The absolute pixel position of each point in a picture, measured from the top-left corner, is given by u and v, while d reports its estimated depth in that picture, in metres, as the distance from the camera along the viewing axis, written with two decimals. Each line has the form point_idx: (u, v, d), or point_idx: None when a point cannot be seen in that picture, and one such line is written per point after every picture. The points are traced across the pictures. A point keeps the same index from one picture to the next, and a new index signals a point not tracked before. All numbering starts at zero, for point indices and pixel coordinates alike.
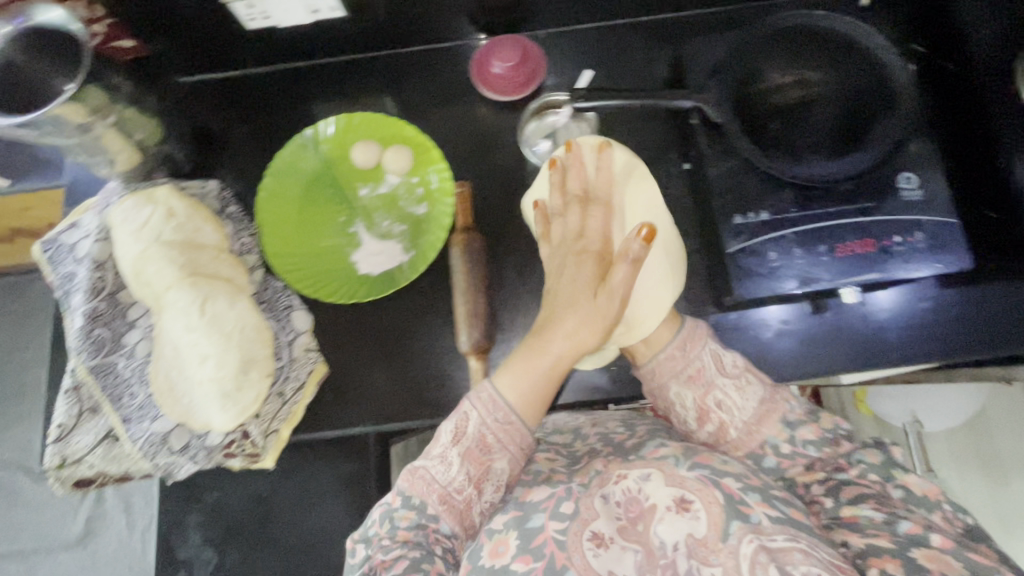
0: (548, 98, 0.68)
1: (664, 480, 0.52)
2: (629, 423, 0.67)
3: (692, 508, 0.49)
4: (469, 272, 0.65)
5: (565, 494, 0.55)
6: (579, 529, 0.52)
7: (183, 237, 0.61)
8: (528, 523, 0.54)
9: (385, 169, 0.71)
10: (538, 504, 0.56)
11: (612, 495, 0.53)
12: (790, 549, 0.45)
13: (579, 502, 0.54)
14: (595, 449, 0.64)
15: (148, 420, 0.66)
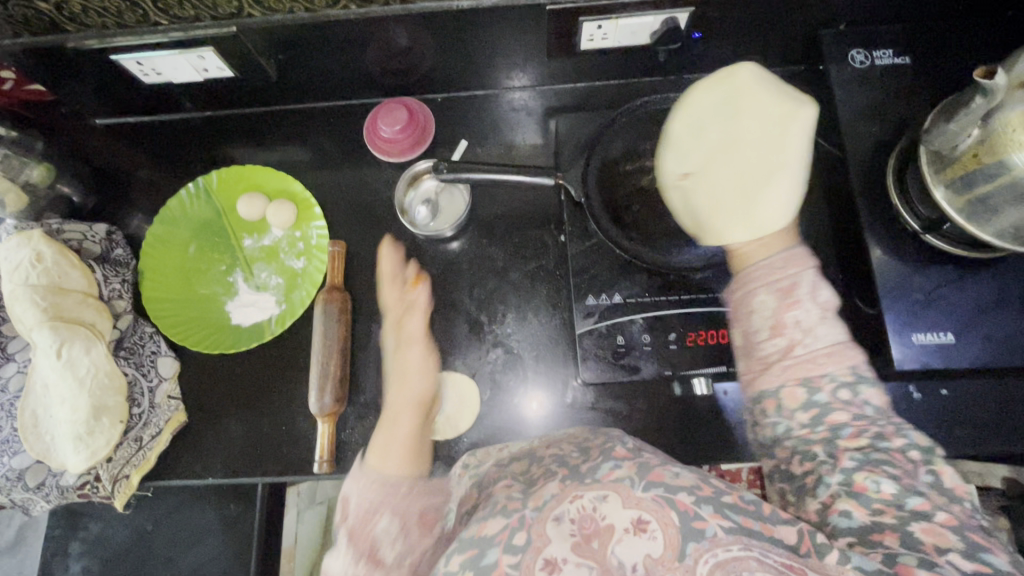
0: (412, 169, 0.72)
1: (621, 502, 0.40)
2: (584, 444, 0.54)
3: (649, 529, 0.39)
4: (324, 334, 0.65)
5: (517, 525, 0.41)
6: (532, 561, 0.39)
7: (49, 282, 0.63)
8: (482, 562, 0.40)
9: (269, 222, 0.73)
10: (492, 538, 0.41)
11: (564, 515, 0.40)
12: (744, 558, 0.38)
13: (530, 529, 0.40)
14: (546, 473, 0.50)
15: (8, 455, 0.67)
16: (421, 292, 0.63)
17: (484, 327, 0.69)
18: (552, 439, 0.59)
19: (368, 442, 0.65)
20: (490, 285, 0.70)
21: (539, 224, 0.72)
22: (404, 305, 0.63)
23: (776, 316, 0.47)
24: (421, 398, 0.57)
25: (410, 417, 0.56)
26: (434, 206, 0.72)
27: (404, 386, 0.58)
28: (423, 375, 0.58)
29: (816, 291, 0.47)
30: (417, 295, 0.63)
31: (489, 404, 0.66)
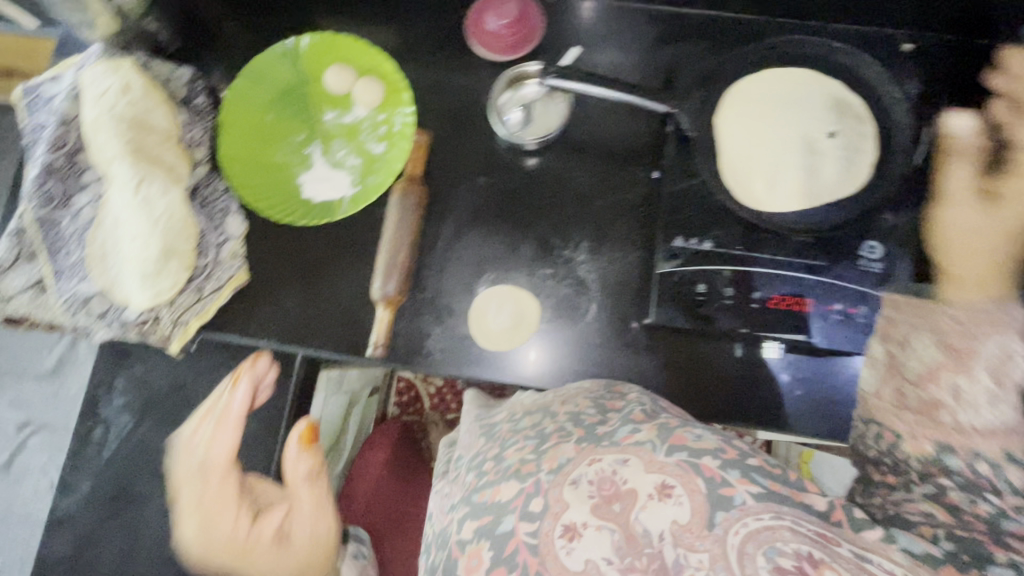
0: (520, 69, 0.66)
1: (643, 467, 0.44)
2: (602, 402, 0.56)
3: (673, 493, 0.42)
4: (399, 221, 0.64)
5: (535, 491, 0.46)
6: (551, 526, 0.44)
7: (134, 114, 0.61)
8: (499, 529, 0.46)
9: (356, 98, 0.69)
10: (508, 504, 0.47)
11: (581, 478, 0.45)
12: (777, 527, 0.40)
13: (547, 495, 0.45)
14: (561, 430, 0.52)
15: (76, 279, 0.69)
16: (302, 457, 0.77)
17: (555, 250, 0.66)
18: (567, 392, 0.60)
19: (419, 340, 0.65)
20: (569, 208, 0.67)
21: (634, 156, 0.68)
22: (291, 468, 0.78)
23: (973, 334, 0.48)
24: (318, 539, 0.79)
25: (305, 518, 0.78)
26: (530, 113, 0.67)
27: (292, 513, 0.78)
28: (309, 531, 0.78)
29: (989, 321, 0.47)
30: (302, 459, 0.76)
31: (547, 326, 0.65)
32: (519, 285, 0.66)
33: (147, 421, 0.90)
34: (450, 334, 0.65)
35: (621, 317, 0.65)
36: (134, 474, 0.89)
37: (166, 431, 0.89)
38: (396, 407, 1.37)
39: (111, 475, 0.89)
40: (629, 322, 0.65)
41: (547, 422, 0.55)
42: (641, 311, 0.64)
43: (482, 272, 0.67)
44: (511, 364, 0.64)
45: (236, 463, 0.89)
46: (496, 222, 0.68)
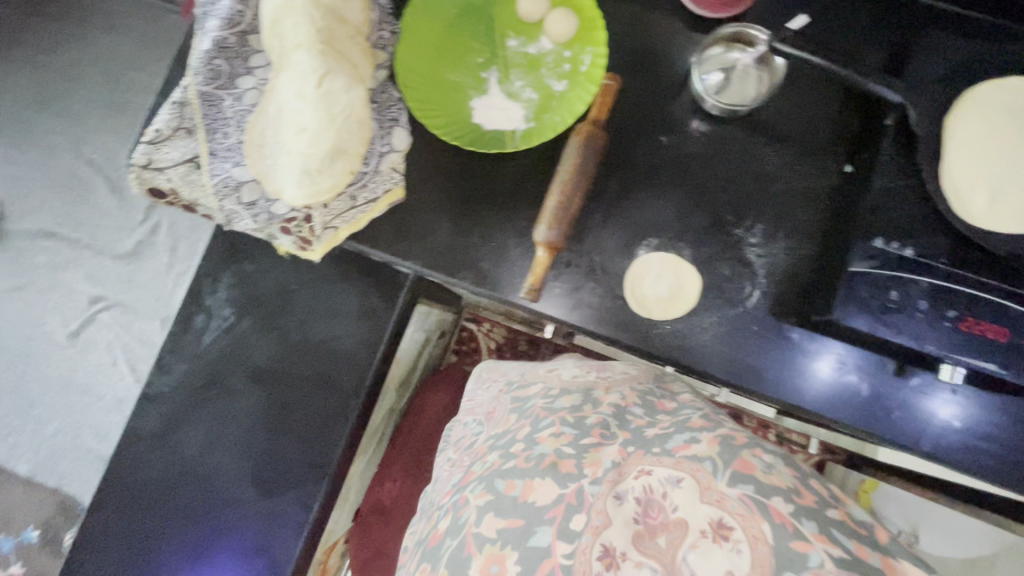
0: (744, 30, 0.61)
1: (697, 495, 0.41)
2: (647, 400, 0.55)
3: (731, 538, 0.39)
4: (579, 169, 0.61)
5: (576, 503, 0.45)
6: (589, 545, 0.42)
7: (331, 4, 0.61)
8: (530, 540, 0.44)
9: (545, 29, 0.66)
10: (545, 514, 0.45)
11: (628, 494, 0.44)
12: None
13: (591, 508, 0.44)
14: (604, 428, 0.51)
15: (231, 163, 0.68)
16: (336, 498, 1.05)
17: (725, 228, 0.64)
18: (611, 380, 0.60)
19: (568, 292, 0.63)
20: (749, 187, 0.64)
21: (824, 146, 0.64)
22: None
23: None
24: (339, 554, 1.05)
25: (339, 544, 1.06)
26: (730, 79, 0.62)
27: None
28: None
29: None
30: None
31: (705, 302, 0.63)
32: (683, 256, 0.64)
33: (245, 319, 0.90)
34: (602, 290, 0.63)
35: (783, 309, 0.62)
36: (227, 368, 0.90)
37: (263, 333, 0.89)
38: (455, 355, 1.42)
39: (206, 364, 0.90)
40: (789, 317, 0.62)
41: (589, 409, 0.54)
42: (804, 308, 0.62)
43: (644, 235, 0.64)
44: (661, 333, 0.62)
45: (325, 379, 0.89)
46: (670, 187, 0.65)
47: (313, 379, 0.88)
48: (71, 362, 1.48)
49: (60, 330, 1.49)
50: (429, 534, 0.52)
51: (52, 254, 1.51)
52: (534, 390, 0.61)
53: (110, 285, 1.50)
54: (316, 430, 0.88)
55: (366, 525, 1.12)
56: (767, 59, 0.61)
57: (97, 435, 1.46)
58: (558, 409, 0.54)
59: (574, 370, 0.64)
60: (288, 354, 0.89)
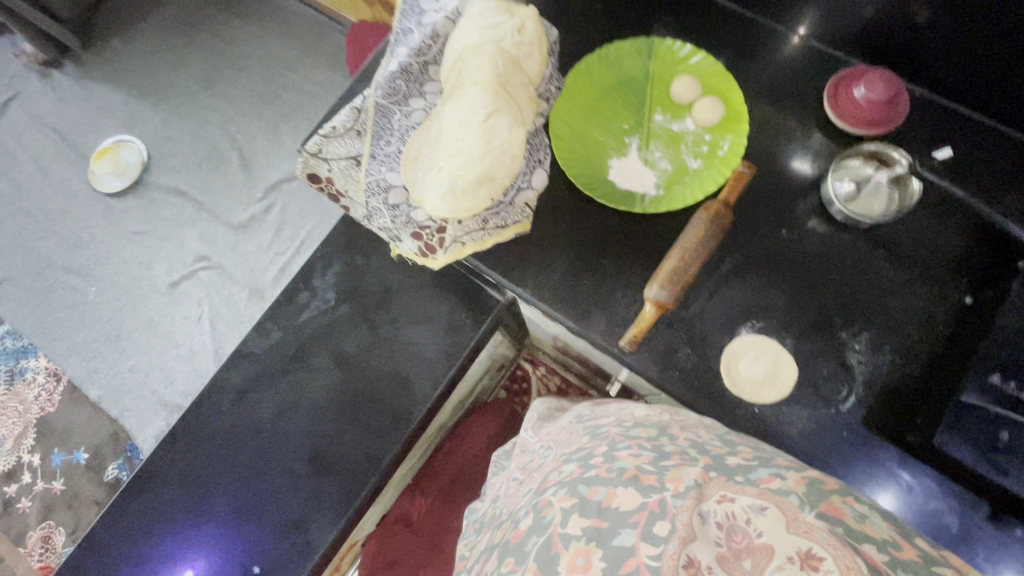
0: (885, 150, 0.66)
1: (784, 524, 0.40)
2: (727, 438, 0.53)
3: (822, 569, 0.37)
4: (702, 243, 0.65)
5: (660, 511, 0.43)
6: (677, 551, 0.41)
7: (514, 54, 0.71)
8: (615, 541, 0.43)
9: (692, 111, 0.72)
10: (627, 517, 0.44)
11: (711, 515, 0.43)
12: None
13: (676, 518, 0.42)
14: (684, 453, 0.49)
15: (387, 167, 0.76)
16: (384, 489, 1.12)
17: (832, 329, 0.65)
18: (685, 420, 0.57)
19: (664, 352, 0.66)
20: (862, 297, 0.66)
21: (946, 274, 0.65)
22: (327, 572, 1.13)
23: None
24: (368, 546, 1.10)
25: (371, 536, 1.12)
26: (865, 190, 0.66)
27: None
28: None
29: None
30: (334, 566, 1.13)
31: (799, 395, 0.63)
32: (783, 346, 0.65)
33: (344, 306, 0.97)
34: (698, 358, 0.66)
35: (878, 422, 0.62)
36: (317, 346, 0.96)
37: (357, 322, 0.96)
38: (506, 391, 1.43)
39: (299, 337, 0.97)
40: (883, 433, 0.61)
41: (666, 439, 0.52)
42: (899, 426, 0.61)
43: (748, 317, 0.67)
44: (748, 414, 0.63)
45: (401, 379, 0.94)
46: (783, 279, 0.67)
47: (390, 375, 0.94)
48: (163, 308, 1.61)
49: (163, 277, 1.64)
50: (509, 535, 0.51)
51: (177, 210, 1.68)
52: (605, 421, 0.60)
53: (217, 248, 1.64)
54: (381, 425, 0.92)
55: (388, 532, 1.12)
56: (901, 179, 0.66)
57: (165, 380, 1.56)
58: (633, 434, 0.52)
59: (647, 408, 0.61)
60: (374, 347, 0.95)
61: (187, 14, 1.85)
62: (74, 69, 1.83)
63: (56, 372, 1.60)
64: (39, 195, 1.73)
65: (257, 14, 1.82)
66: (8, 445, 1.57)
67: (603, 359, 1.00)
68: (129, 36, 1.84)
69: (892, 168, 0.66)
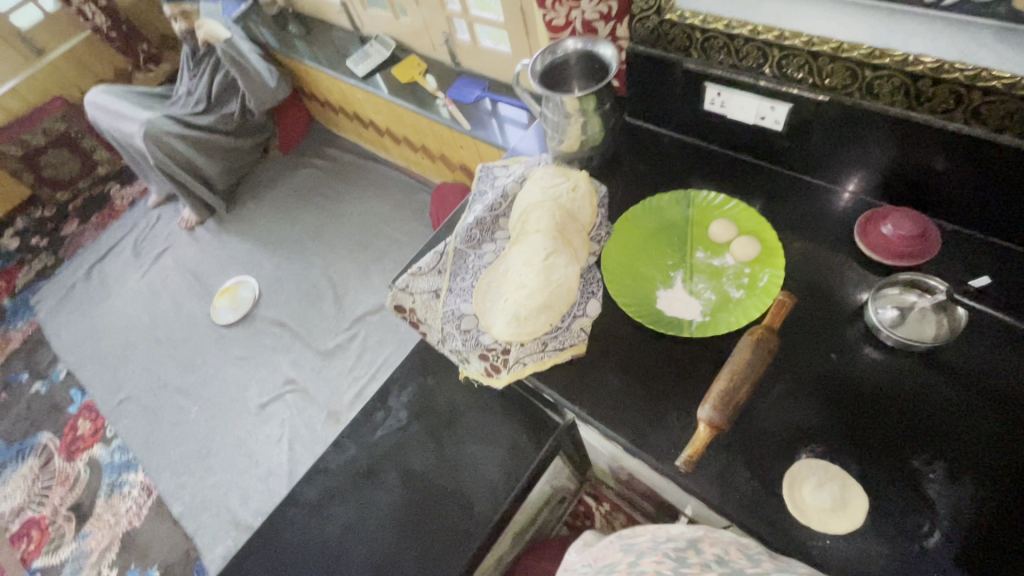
0: (921, 278, 0.70)
1: None
2: (755, 558, 0.57)
3: None
4: (749, 364, 0.68)
5: None
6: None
7: (569, 206, 0.86)
8: None
9: (730, 250, 0.81)
10: None
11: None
12: None
13: None
14: (705, 566, 0.56)
15: (462, 299, 0.89)
16: None
17: (901, 455, 0.64)
18: (719, 537, 0.62)
19: (717, 473, 0.67)
20: (931, 423, 0.65)
21: (1021, 402, 0.64)
22: None
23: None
24: None
25: None
26: (907, 316, 0.69)
27: None
28: None
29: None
30: None
31: (875, 528, 0.60)
32: (849, 473, 0.64)
33: (415, 426, 1.04)
34: (758, 482, 0.65)
35: (971, 563, 0.57)
36: (387, 463, 1.02)
37: (424, 442, 1.03)
38: (568, 529, 1.37)
39: (372, 454, 1.04)
40: None
41: (693, 552, 0.58)
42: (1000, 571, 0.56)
43: (808, 440, 0.67)
44: (819, 547, 0.61)
45: (463, 502, 0.96)
46: (842, 402, 0.68)
47: (452, 497, 0.97)
48: (250, 428, 1.76)
49: (254, 399, 1.81)
50: None
51: (276, 338, 1.92)
52: (642, 537, 0.65)
53: (304, 373, 1.82)
54: (440, 549, 0.93)
55: None
56: (946, 306, 0.68)
57: (241, 498, 1.64)
58: (662, 549, 0.60)
59: (684, 527, 0.65)
60: (439, 467, 1.00)
61: (307, 182, 2.29)
62: (216, 225, 2.28)
63: (149, 486, 1.74)
64: (169, 326, 2.05)
65: (361, 181, 2.23)
66: (93, 558, 1.66)
67: (665, 490, 0.97)
68: (261, 200, 2.30)
69: (933, 295, 0.69)
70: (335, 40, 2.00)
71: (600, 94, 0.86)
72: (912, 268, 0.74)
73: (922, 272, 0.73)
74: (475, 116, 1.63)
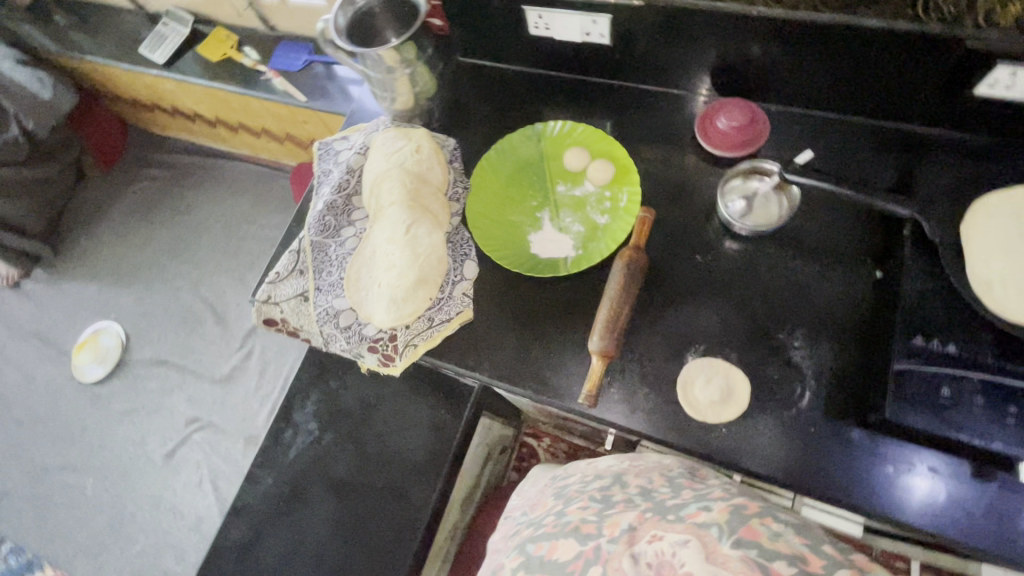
0: (759, 164, 0.74)
1: (701, 554, 0.44)
2: (677, 481, 0.58)
3: None
4: (624, 288, 0.70)
5: (594, 557, 0.49)
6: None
7: (417, 170, 0.80)
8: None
9: (587, 176, 0.81)
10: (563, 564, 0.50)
11: (642, 555, 0.47)
12: None
13: (607, 562, 0.48)
14: (630, 501, 0.55)
15: (332, 295, 0.82)
16: None
17: (769, 333, 0.69)
18: (643, 468, 0.63)
19: (617, 396, 0.69)
20: (788, 296, 0.70)
21: (855, 257, 0.71)
22: None
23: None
24: None
25: None
26: (753, 203, 0.73)
27: None
28: None
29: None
30: None
31: (758, 404, 0.66)
32: (730, 362, 0.68)
33: (329, 433, 0.99)
34: (655, 394, 0.68)
35: (838, 410, 0.64)
36: (309, 479, 0.97)
37: (344, 446, 0.98)
38: (517, 473, 1.41)
39: (291, 476, 0.97)
40: (847, 419, 0.64)
41: (617, 488, 0.59)
42: (861, 409, 0.64)
43: (691, 343, 0.70)
44: (716, 437, 0.65)
45: (398, 491, 0.94)
46: (713, 299, 0.72)
47: (385, 490, 0.94)
48: (162, 482, 1.60)
49: (157, 450, 1.64)
50: None
51: (162, 379, 1.72)
52: (572, 478, 0.67)
53: (205, 407, 1.66)
54: (385, 544, 0.91)
55: None
56: (783, 186, 0.74)
57: (175, 556, 1.52)
58: (589, 489, 0.60)
59: (610, 461, 0.68)
60: (364, 466, 0.96)
61: (144, 199, 1.99)
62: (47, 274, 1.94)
63: None
64: (26, 402, 1.76)
65: (207, 182, 1.97)
66: None
67: None
68: (94, 232, 1.98)
69: (772, 178, 0.74)
70: (115, 23, 1.67)
71: (418, 39, 0.78)
72: (750, 156, 0.78)
73: (758, 157, 0.77)
74: (309, 84, 1.46)
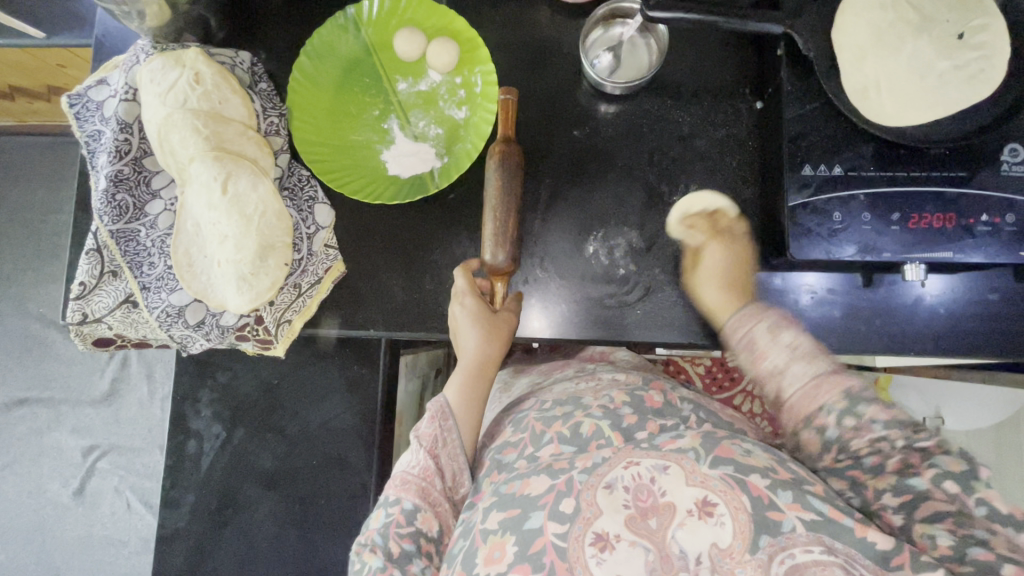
0: (617, 5, 0.62)
1: (683, 479, 0.43)
2: (636, 400, 0.56)
3: (716, 513, 0.41)
4: (504, 192, 0.60)
5: (566, 489, 0.45)
6: (582, 532, 0.42)
7: (209, 106, 0.61)
8: (525, 525, 0.44)
9: (429, 64, 0.67)
10: (536, 500, 0.45)
11: (618, 482, 0.44)
12: (827, 564, 0.39)
13: (579, 496, 0.44)
14: (599, 438, 0.50)
15: (166, 291, 0.65)
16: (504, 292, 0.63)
17: (664, 196, 0.64)
18: (601, 386, 0.60)
19: (526, 308, 0.64)
20: (675, 151, 0.65)
21: (730, 90, 0.65)
22: None
23: (756, 370, 0.55)
24: None
25: None
26: (619, 58, 0.65)
27: None
28: None
29: (781, 335, 0.54)
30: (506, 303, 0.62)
31: (667, 275, 0.63)
32: (631, 241, 0.64)
33: (239, 430, 0.88)
34: (565, 297, 0.63)
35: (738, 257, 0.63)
36: (235, 482, 0.87)
37: (262, 437, 0.88)
38: None
39: (213, 486, 0.87)
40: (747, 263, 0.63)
41: (580, 414, 0.54)
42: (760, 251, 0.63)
43: (589, 230, 0.64)
44: (633, 320, 0.63)
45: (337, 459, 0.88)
46: (600, 175, 0.65)
47: (323, 462, 0.88)
48: (85, 520, 1.44)
49: (62, 492, 1.45)
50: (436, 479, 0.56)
51: (31, 419, 1.47)
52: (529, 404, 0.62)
53: (98, 432, 1.46)
54: (340, 513, 0.87)
55: None
56: (647, 27, 0.64)
57: None
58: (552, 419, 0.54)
59: (568, 383, 0.64)
60: (292, 448, 0.88)
61: None
62: None
63: None
64: None
65: None
66: None
67: None
68: None
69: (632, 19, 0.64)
70: None
71: None
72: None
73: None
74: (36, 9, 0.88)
